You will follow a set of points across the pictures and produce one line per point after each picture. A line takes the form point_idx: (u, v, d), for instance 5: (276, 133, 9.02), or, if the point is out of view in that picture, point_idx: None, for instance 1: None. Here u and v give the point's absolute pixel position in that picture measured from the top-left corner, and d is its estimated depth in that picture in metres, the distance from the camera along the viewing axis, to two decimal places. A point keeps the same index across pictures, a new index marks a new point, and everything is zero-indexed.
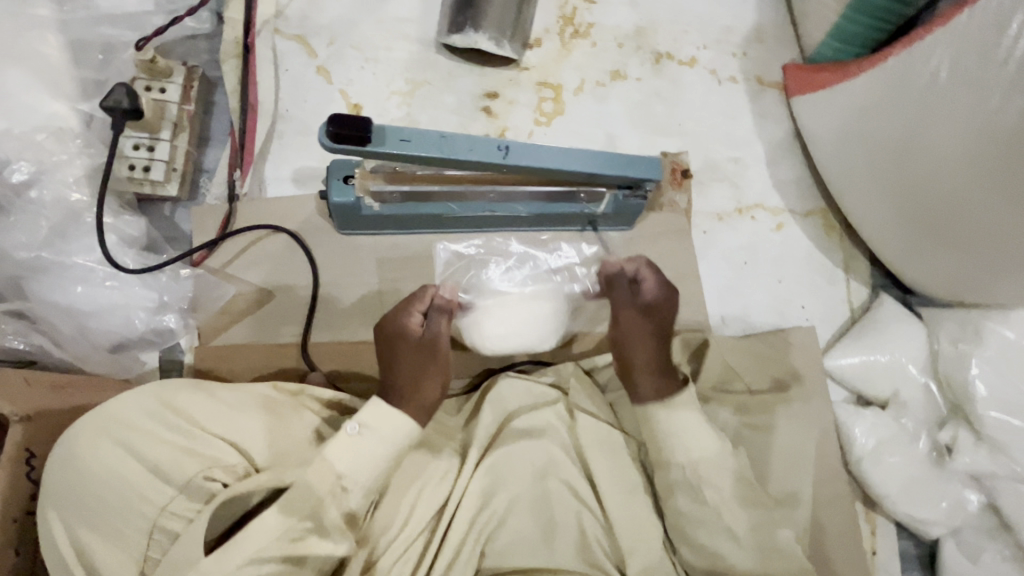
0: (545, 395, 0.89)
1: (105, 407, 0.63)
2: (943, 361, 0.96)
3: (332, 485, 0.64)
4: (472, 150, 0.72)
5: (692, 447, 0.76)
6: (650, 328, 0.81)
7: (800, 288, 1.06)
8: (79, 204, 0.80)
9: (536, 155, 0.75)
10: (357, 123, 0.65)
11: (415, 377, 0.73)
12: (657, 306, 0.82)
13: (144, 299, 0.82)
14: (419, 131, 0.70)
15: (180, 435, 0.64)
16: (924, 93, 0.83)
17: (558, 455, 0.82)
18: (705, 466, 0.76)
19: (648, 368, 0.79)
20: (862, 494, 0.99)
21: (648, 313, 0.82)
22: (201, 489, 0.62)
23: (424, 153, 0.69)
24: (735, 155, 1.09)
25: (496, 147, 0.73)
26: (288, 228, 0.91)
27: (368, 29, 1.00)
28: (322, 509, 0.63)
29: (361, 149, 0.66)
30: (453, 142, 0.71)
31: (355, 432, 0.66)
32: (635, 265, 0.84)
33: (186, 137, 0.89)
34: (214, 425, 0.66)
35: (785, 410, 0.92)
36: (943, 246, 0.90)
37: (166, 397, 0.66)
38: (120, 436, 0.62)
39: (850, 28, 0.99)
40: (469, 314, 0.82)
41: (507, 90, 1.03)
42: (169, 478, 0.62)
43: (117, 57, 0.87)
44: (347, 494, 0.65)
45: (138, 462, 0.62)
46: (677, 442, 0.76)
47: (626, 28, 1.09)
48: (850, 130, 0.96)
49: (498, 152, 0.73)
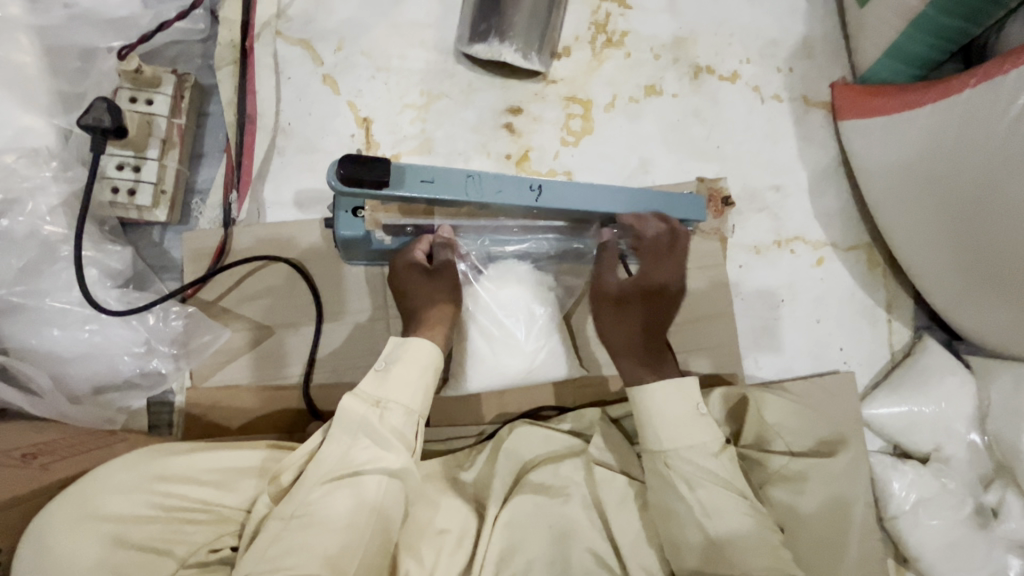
0: (564, 445, 0.80)
1: (93, 491, 0.56)
2: (994, 419, 0.89)
3: (373, 407, 0.63)
4: (501, 192, 0.63)
5: (693, 439, 0.67)
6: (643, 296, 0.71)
7: (839, 328, 0.99)
8: (55, 237, 0.72)
9: (572, 196, 0.66)
10: (373, 163, 0.56)
11: (427, 309, 0.72)
12: (676, 247, 0.71)
13: (129, 343, 0.75)
14: (443, 170, 0.61)
15: (172, 507, 0.58)
16: (1002, 138, 0.74)
17: (579, 517, 0.73)
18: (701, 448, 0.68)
19: (627, 342, 0.70)
20: (894, 550, 0.94)
21: (653, 265, 0.71)
22: (205, 563, 0.58)
23: (448, 195, 0.61)
24: (775, 182, 1.00)
25: (527, 186, 0.64)
26: (289, 257, 0.82)
27: (380, 34, 0.90)
28: (367, 424, 0.63)
29: (376, 192, 0.58)
30: (482, 183, 0.62)
31: (382, 369, 0.67)
32: (650, 229, 0.70)
33: (176, 154, 0.81)
34: (211, 492, 0.61)
35: (829, 471, 0.79)
36: (992, 298, 0.83)
37: (158, 466, 0.59)
38: (104, 522, 0.55)
39: (912, 47, 0.89)
40: (474, 290, 0.77)
41: (532, 105, 0.93)
42: (169, 551, 0.57)
43: (96, 66, 0.79)
44: (387, 414, 0.64)
45: (129, 545, 0.55)
46: (668, 414, 0.68)
47: (663, 38, 0.99)
48: (909, 165, 0.87)
49: (531, 193, 0.64)
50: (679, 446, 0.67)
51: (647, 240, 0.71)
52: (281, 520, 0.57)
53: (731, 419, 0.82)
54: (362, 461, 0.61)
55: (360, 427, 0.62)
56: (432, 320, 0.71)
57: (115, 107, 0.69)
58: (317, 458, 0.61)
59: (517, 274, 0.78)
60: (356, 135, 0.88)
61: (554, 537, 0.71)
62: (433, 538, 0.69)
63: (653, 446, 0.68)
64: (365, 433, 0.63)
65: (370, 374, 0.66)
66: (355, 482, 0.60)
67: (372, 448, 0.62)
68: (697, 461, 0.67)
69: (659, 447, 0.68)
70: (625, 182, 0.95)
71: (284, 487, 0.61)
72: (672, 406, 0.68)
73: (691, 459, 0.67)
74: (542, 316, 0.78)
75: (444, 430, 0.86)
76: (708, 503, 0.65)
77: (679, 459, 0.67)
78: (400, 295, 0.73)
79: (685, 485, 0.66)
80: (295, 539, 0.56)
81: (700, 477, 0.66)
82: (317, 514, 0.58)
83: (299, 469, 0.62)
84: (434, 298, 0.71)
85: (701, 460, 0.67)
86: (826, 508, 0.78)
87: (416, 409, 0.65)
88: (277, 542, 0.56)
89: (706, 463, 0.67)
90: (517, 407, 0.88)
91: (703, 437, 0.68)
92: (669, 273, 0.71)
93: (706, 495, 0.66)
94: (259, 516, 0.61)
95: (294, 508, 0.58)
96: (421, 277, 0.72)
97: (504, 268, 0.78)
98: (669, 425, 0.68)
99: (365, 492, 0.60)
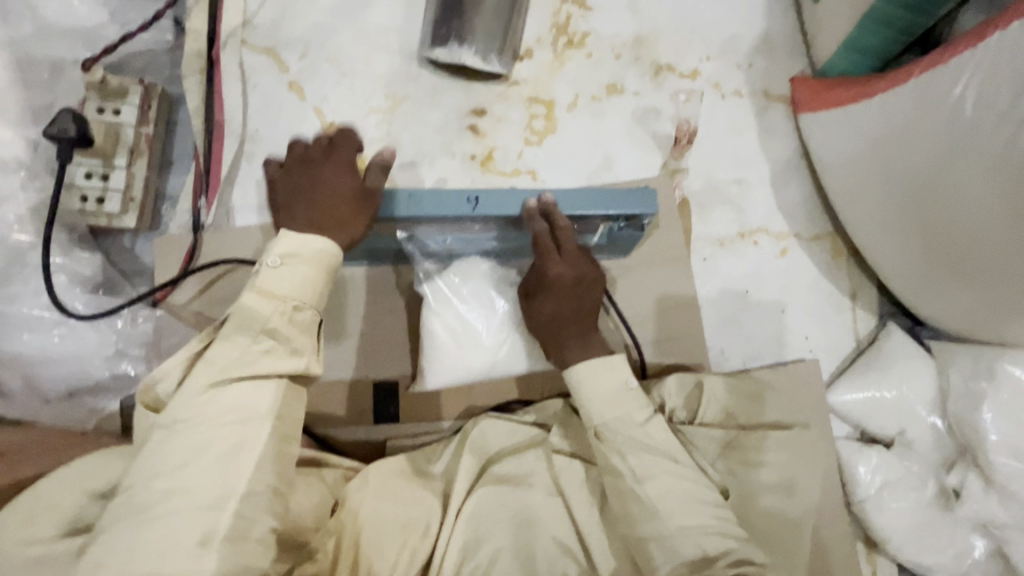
0: (526, 436, 0.82)
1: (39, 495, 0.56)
2: (954, 400, 0.91)
3: (281, 307, 0.60)
4: (439, 205, 0.72)
5: (620, 411, 0.71)
6: (570, 285, 0.75)
7: (805, 318, 1.01)
8: (24, 244, 0.75)
9: (509, 202, 0.74)
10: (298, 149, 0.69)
11: (327, 198, 0.65)
12: (563, 245, 0.74)
13: (99, 347, 0.78)
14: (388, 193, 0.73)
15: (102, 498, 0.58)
16: (947, 125, 0.75)
17: (541, 506, 0.75)
18: (656, 436, 0.70)
19: (567, 321, 0.75)
20: (863, 534, 0.95)
21: (544, 261, 0.74)
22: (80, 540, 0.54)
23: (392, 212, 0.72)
24: (738, 176, 1.02)
25: (465, 199, 0.73)
26: (258, 259, 0.84)
27: (344, 39, 0.92)
28: (270, 326, 0.60)
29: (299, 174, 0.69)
30: (421, 200, 0.73)
31: (275, 263, 0.61)
32: (534, 229, 0.73)
33: (145, 162, 0.82)
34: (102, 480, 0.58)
35: (782, 443, 0.81)
36: (956, 282, 0.83)
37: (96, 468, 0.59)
38: (20, 529, 0.53)
39: (864, 40, 0.91)
40: (438, 297, 0.81)
41: (496, 106, 0.96)
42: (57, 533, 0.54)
43: (64, 78, 0.81)
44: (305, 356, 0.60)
45: (34, 543, 0.53)
46: (596, 392, 0.72)
47: (624, 37, 1.01)
48: (864, 156, 0.89)
49: (467, 205, 0.72)
50: (608, 419, 0.71)
51: (536, 238, 0.73)
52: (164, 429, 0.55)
53: (685, 406, 0.84)
54: (247, 366, 0.58)
55: (250, 337, 0.59)
56: (333, 220, 0.64)
57: (80, 117, 0.72)
58: (206, 358, 0.58)
59: (479, 280, 0.81)
60: None
61: (516, 526, 0.72)
62: (398, 530, 0.71)
63: (587, 421, 0.72)
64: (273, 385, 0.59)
65: (262, 270, 0.61)
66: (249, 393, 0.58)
67: (269, 359, 0.59)
68: (627, 432, 0.70)
69: (590, 421, 0.72)
70: (589, 179, 0.97)
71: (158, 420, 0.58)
72: (597, 382, 0.72)
73: (623, 431, 0.70)
74: (503, 310, 0.81)
75: (412, 427, 0.87)
76: (658, 479, 0.68)
77: (610, 432, 0.71)
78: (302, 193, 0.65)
79: (617, 456, 0.69)
80: (184, 443, 0.54)
81: (633, 446, 0.69)
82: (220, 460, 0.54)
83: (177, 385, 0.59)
84: (336, 185, 0.65)
85: (631, 431, 0.70)
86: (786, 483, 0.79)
87: (307, 303, 0.62)
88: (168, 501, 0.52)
89: (638, 435, 0.70)
90: (486, 401, 0.88)
91: (628, 408, 0.72)
92: (580, 269, 0.75)
93: (660, 474, 0.68)
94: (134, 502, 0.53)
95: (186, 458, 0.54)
96: (325, 164, 0.67)
97: (466, 275, 0.81)
98: (597, 399, 0.72)
99: (259, 405, 0.58)
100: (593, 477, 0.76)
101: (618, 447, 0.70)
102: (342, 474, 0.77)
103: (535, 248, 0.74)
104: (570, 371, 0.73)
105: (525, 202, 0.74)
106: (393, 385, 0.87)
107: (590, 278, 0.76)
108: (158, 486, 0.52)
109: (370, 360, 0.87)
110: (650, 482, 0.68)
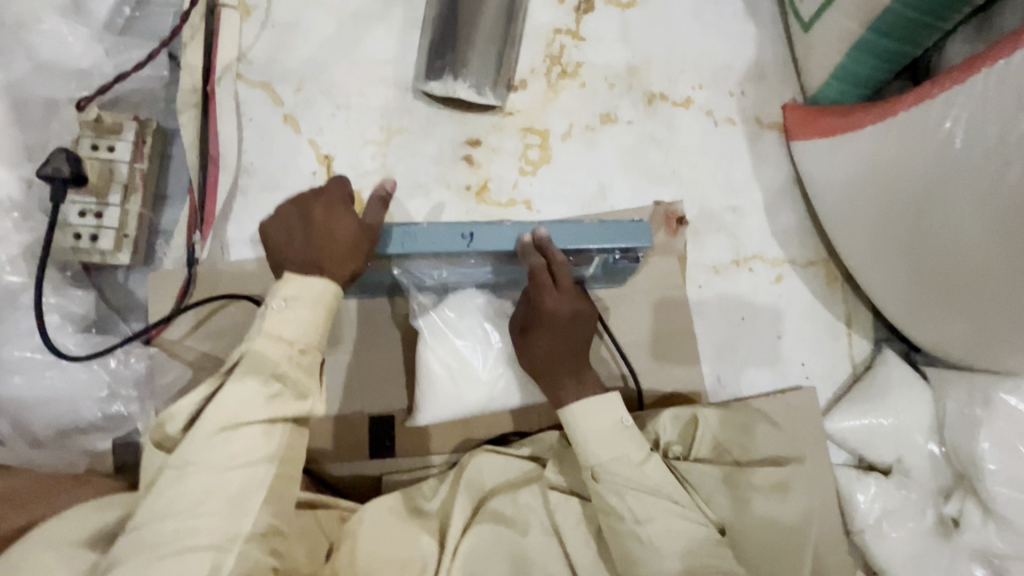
0: (521, 471, 0.81)
1: (28, 548, 0.54)
2: (952, 429, 0.90)
3: (289, 351, 0.60)
4: (435, 243, 0.72)
5: (616, 452, 0.71)
6: (565, 319, 0.75)
7: (801, 344, 1.01)
8: (17, 285, 0.75)
9: (504, 236, 0.74)
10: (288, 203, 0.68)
11: (322, 240, 0.64)
12: (560, 280, 0.74)
13: (91, 388, 0.77)
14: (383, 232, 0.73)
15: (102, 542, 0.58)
16: (936, 157, 0.76)
17: (536, 542, 0.75)
18: (652, 475, 0.70)
19: (562, 356, 0.75)
20: (863, 563, 0.95)
21: (542, 295, 0.74)
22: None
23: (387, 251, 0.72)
24: (731, 203, 1.03)
25: (460, 234, 0.73)
26: (253, 294, 0.84)
27: (338, 72, 0.93)
28: (280, 370, 0.59)
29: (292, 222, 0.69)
30: (417, 238, 0.73)
31: (280, 307, 0.61)
32: (531, 263, 0.73)
33: (139, 198, 0.82)
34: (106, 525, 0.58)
35: (775, 477, 0.81)
36: (947, 310, 0.84)
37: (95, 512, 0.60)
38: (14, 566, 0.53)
39: (854, 69, 0.92)
40: (433, 332, 0.80)
41: (491, 137, 0.96)
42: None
43: (59, 116, 0.81)
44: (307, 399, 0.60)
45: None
46: (592, 431, 0.72)
47: (617, 67, 1.02)
48: (856, 186, 0.90)
49: (463, 240, 0.72)
50: (604, 460, 0.70)
51: (533, 272, 0.73)
52: (176, 469, 0.55)
53: (680, 440, 0.85)
54: (253, 409, 0.57)
55: (260, 380, 0.58)
56: (331, 261, 0.63)
57: (75, 157, 0.72)
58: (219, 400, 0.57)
59: (473, 316, 0.81)
60: (317, 172, 0.90)
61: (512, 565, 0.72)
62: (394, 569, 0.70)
63: (583, 461, 0.72)
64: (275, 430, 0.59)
65: (266, 314, 0.61)
66: (257, 434, 0.57)
67: (279, 401, 0.59)
68: (623, 473, 0.70)
69: (586, 461, 0.71)
70: (584, 209, 0.97)
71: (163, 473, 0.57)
72: (593, 420, 0.72)
73: (619, 471, 0.70)
74: (498, 346, 0.82)
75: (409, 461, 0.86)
76: (654, 519, 0.67)
77: (605, 472, 0.70)
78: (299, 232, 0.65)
79: (614, 496, 0.69)
80: (195, 483, 0.54)
81: (629, 486, 0.69)
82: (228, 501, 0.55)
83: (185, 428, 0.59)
84: (330, 226, 0.65)
85: (627, 472, 0.70)
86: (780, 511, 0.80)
87: (312, 345, 0.62)
88: (184, 538, 0.52)
89: (635, 476, 0.70)
90: (482, 433, 0.87)
91: (625, 449, 0.71)
92: (575, 304, 0.75)
93: (656, 514, 0.68)
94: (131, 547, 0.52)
95: (199, 500, 0.54)
96: (318, 206, 0.66)
97: (461, 310, 0.81)
98: (592, 439, 0.71)
99: (267, 445, 0.58)
100: (590, 514, 0.76)
101: (613, 487, 0.69)
102: (339, 514, 0.76)
103: (532, 282, 0.74)
104: (566, 410, 0.73)
105: (520, 236, 0.74)
106: (390, 418, 0.86)
107: (583, 312, 0.76)
108: (168, 528, 0.52)
109: (365, 394, 0.87)
110: (648, 524, 0.67)
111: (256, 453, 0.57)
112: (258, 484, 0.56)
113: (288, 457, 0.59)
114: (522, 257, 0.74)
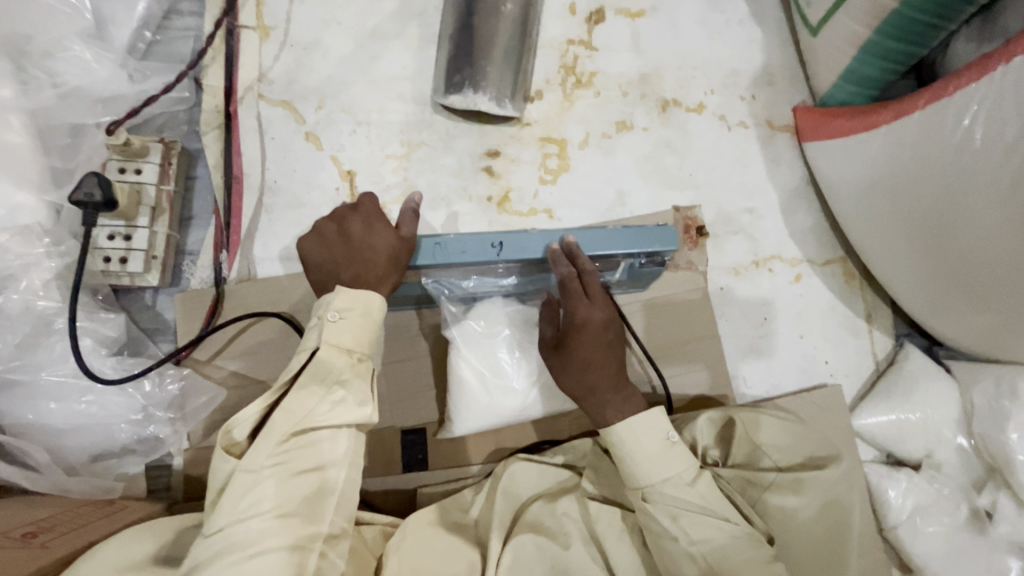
0: (558, 480, 0.81)
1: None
2: (978, 421, 0.91)
3: (349, 359, 0.60)
4: (464, 252, 0.72)
5: (666, 472, 0.70)
6: (599, 325, 0.74)
7: (823, 341, 1.02)
8: (49, 311, 0.75)
9: (531, 246, 0.74)
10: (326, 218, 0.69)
11: (369, 255, 0.65)
12: (590, 290, 0.74)
13: (125, 412, 0.78)
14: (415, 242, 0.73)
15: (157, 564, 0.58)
16: (954, 156, 0.76)
17: (579, 554, 0.73)
18: (705, 496, 0.69)
19: (593, 363, 0.74)
20: (897, 560, 0.95)
21: (573, 304, 0.74)
22: None
23: (419, 263, 0.71)
24: (749, 206, 1.04)
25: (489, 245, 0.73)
26: (281, 311, 0.84)
27: (358, 89, 0.94)
28: (343, 378, 0.60)
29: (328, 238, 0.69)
30: (447, 248, 0.72)
31: (335, 319, 0.60)
32: (562, 272, 0.73)
33: (166, 220, 0.83)
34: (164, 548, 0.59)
35: (816, 480, 0.79)
36: (972, 303, 0.84)
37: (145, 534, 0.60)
38: None
39: (863, 71, 0.94)
40: (464, 339, 0.80)
41: (509, 148, 0.97)
42: None
43: (86, 141, 0.82)
44: (342, 406, 0.59)
45: None
46: (641, 453, 0.71)
47: (630, 75, 1.04)
48: (873, 184, 0.90)
49: (492, 250, 0.72)
50: (656, 481, 0.69)
51: (562, 281, 0.73)
52: (238, 480, 0.54)
53: (719, 443, 0.86)
54: (320, 416, 0.58)
55: (308, 401, 0.58)
56: (377, 277, 0.65)
57: (105, 180, 0.71)
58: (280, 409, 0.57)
59: (505, 326, 0.82)
60: (340, 188, 0.91)
61: None
62: None
63: (633, 482, 0.71)
64: (346, 434, 0.59)
65: (322, 325, 0.60)
66: (331, 438, 0.58)
67: (328, 418, 0.58)
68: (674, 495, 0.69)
69: (637, 483, 0.70)
70: (604, 215, 0.98)
71: (237, 455, 0.57)
72: (641, 440, 0.71)
73: (670, 492, 0.69)
74: (529, 357, 0.82)
75: (442, 473, 0.86)
76: (695, 530, 0.67)
77: (656, 494, 0.70)
78: (339, 247, 0.66)
79: (667, 518, 0.68)
80: (270, 488, 0.54)
81: (683, 509, 0.68)
82: (293, 510, 0.54)
83: (254, 425, 0.58)
84: (373, 239, 0.66)
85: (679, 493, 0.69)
86: (823, 515, 0.79)
87: (368, 354, 0.62)
88: (268, 539, 0.52)
89: (689, 498, 0.69)
90: (514, 442, 0.88)
91: (674, 470, 0.70)
92: (605, 311, 0.75)
93: (710, 534, 0.67)
94: (199, 558, 0.51)
95: (279, 503, 0.54)
96: (356, 220, 0.67)
97: (493, 319, 0.81)
98: (642, 461, 0.70)
99: (337, 449, 0.58)
100: (632, 527, 0.75)
101: (664, 511, 0.69)
102: (381, 530, 0.76)
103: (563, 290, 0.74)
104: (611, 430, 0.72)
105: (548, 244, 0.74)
106: (421, 431, 0.87)
107: (614, 320, 0.76)
108: (226, 543, 0.51)
109: (395, 409, 0.87)
110: (692, 535, 0.67)
111: (322, 460, 0.57)
112: (331, 490, 0.57)
113: (356, 461, 0.60)
114: (553, 265, 0.74)
